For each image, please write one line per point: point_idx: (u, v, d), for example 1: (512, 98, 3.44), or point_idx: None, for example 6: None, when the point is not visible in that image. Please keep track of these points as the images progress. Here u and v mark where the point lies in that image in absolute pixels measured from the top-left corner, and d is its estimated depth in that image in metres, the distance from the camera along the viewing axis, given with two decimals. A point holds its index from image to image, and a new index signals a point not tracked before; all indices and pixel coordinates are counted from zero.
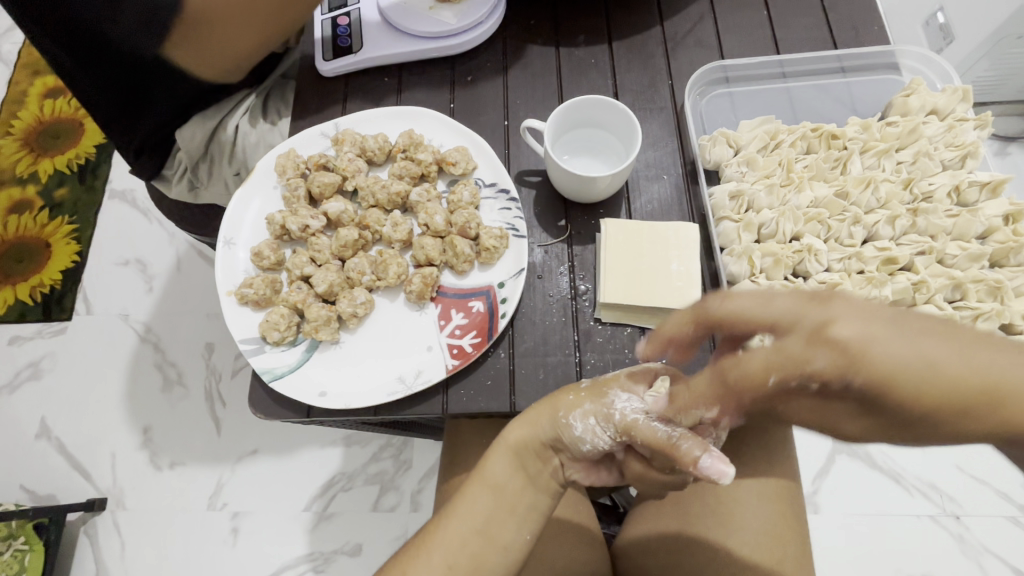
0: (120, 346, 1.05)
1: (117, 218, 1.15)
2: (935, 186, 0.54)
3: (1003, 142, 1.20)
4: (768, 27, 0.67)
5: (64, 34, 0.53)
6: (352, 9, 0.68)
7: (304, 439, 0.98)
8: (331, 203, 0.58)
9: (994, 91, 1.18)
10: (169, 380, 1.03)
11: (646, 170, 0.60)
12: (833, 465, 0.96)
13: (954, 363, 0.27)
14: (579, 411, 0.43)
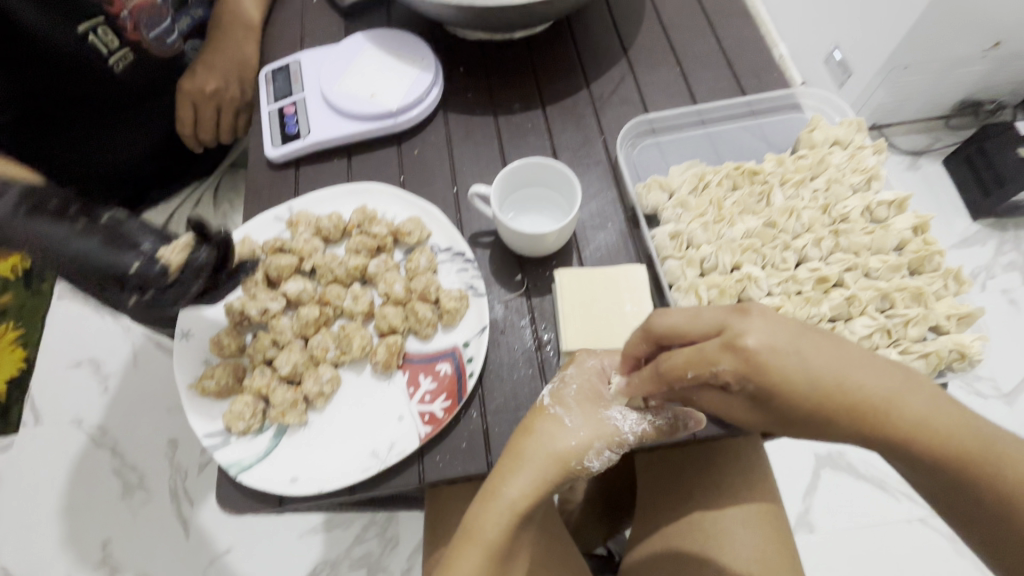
0: (71, 455, 0.99)
1: (67, 318, 1.11)
2: (849, 208, 0.59)
3: (914, 156, 1.34)
4: (683, 82, 0.74)
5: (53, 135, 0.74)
6: (297, 98, 0.72)
7: (282, 529, 0.93)
8: (289, 284, 0.58)
9: (895, 114, 1.32)
10: (129, 485, 0.97)
11: (591, 220, 0.65)
12: (819, 480, 0.98)
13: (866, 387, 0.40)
14: (566, 436, 0.48)
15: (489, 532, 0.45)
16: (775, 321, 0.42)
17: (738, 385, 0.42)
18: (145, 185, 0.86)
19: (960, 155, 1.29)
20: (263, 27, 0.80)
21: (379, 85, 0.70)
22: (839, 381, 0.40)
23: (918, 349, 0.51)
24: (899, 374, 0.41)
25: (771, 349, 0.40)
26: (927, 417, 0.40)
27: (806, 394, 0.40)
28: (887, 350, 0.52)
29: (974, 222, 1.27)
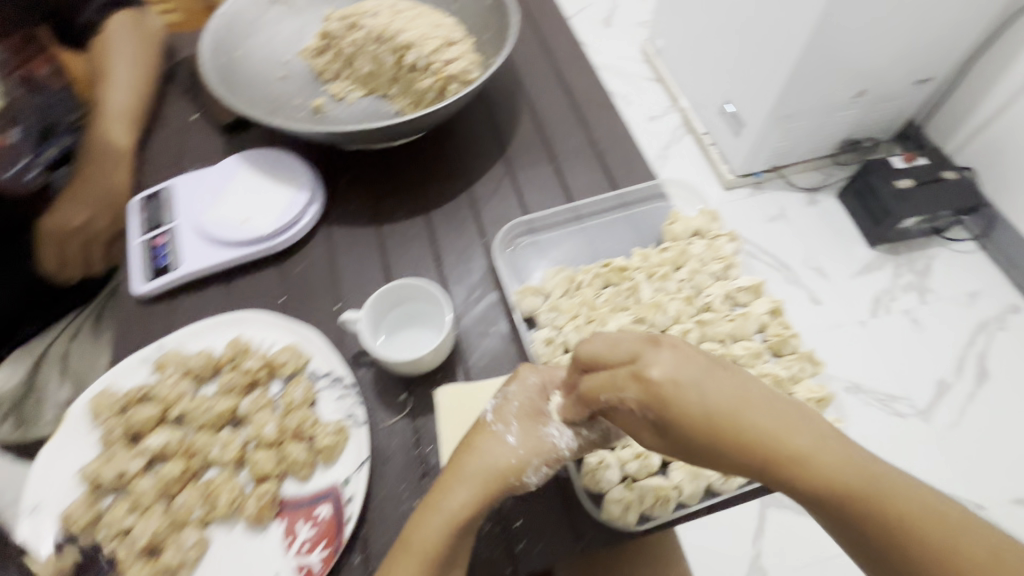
0: None
1: None
2: (711, 297, 0.62)
3: (811, 193, 1.20)
4: (558, 178, 0.77)
5: None
6: (168, 227, 0.70)
7: None
8: (151, 438, 0.55)
9: (787, 155, 1.18)
10: None
11: (475, 326, 0.65)
12: (765, 521, 0.95)
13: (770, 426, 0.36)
14: (506, 453, 0.47)
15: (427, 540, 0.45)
16: (686, 354, 0.38)
17: (643, 413, 0.38)
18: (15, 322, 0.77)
19: (851, 188, 1.16)
20: (136, 149, 0.76)
21: (251, 209, 0.70)
22: (733, 422, 0.36)
23: None
24: (800, 416, 0.37)
25: (674, 382, 0.37)
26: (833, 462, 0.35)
27: (706, 435, 0.36)
28: None
29: (872, 249, 1.13)
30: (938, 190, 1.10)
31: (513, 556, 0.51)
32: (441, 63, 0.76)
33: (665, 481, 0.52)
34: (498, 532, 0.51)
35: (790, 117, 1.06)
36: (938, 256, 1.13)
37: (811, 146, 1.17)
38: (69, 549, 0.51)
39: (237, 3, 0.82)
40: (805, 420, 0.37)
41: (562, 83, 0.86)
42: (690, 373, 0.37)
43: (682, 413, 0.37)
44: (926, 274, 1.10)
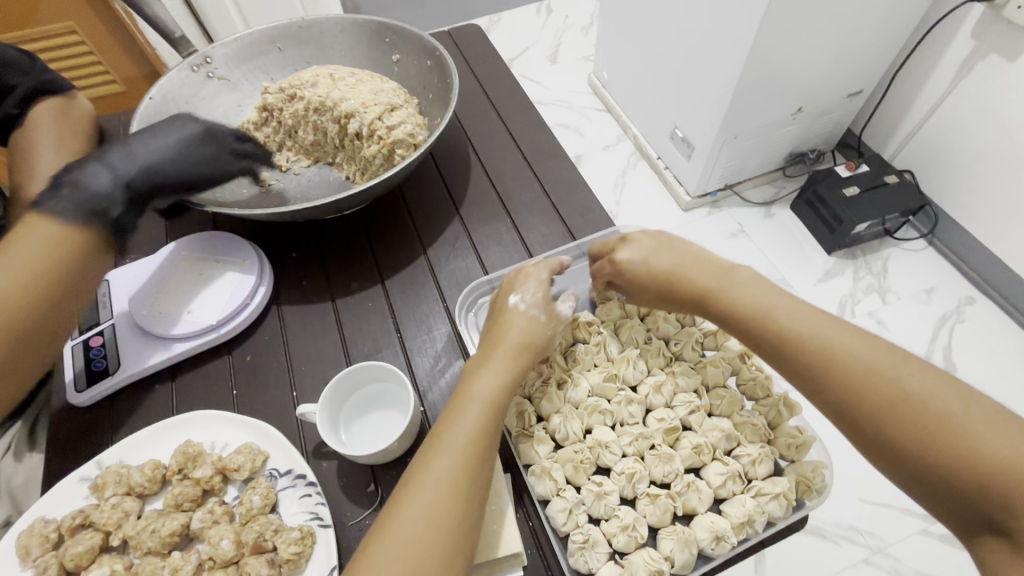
0: None
1: None
2: (680, 345, 0.61)
3: (765, 207, 1.19)
4: (515, 231, 0.76)
5: None
6: (104, 326, 0.65)
7: None
8: (90, 573, 0.50)
9: (739, 172, 1.16)
10: None
11: (443, 400, 0.62)
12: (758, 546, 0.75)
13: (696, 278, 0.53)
14: (539, 326, 0.56)
15: (482, 392, 0.50)
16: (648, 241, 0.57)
17: (618, 277, 0.59)
18: None
19: (802, 199, 1.14)
20: None
21: (194, 299, 0.66)
22: (706, 279, 0.52)
23: (770, 490, 0.51)
24: (774, 295, 0.49)
25: (630, 256, 0.57)
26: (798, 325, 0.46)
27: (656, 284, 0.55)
28: (743, 497, 0.51)
29: (830, 256, 1.11)
30: (884, 193, 1.08)
31: None
32: (384, 130, 0.74)
33: (656, 553, 0.49)
34: None
35: (739, 136, 1.05)
36: (893, 257, 1.09)
37: (761, 162, 1.16)
38: None
39: (168, 83, 0.79)
40: (780, 299, 0.48)
41: (513, 137, 0.87)
42: (647, 247, 0.57)
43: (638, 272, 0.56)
44: (884, 275, 1.08)
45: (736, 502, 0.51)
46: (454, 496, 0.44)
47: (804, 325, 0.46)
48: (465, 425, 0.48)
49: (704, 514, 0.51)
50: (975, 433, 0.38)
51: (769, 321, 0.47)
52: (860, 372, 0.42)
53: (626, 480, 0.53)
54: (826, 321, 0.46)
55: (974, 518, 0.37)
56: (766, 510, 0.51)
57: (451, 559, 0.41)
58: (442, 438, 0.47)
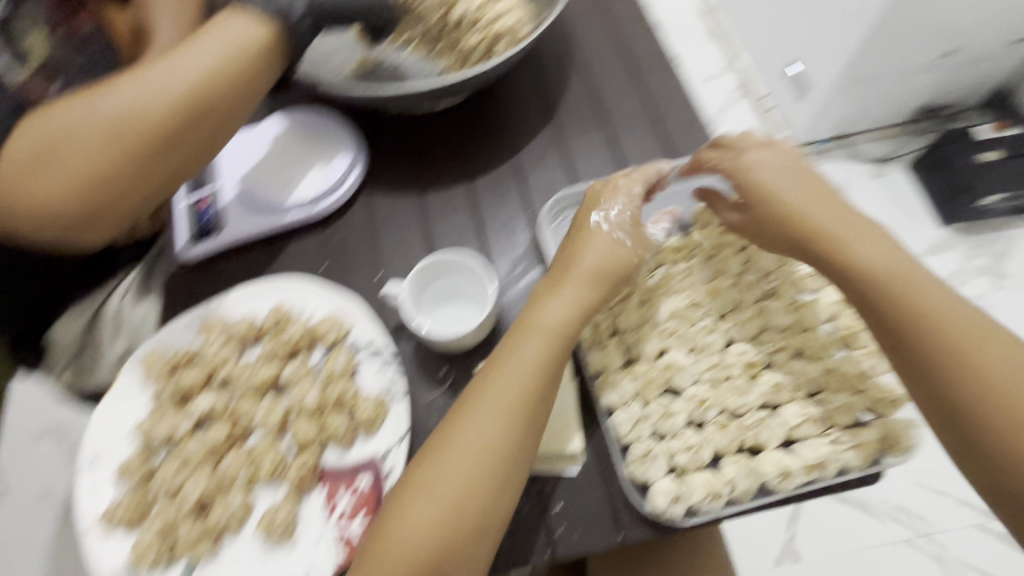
0: None
1: None
2: (776, 283, 0.57)
3: (880, 164, 1.13)
4: (609, 145, 0.73)
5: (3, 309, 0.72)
6: (212, 189, 0.69)
7: None
8: (199, 400, 0.56)
9: (857, 123, 1.12)
10: None
11: (519, 303, 0.63)
12: None
13: (833, 229, 0.51)
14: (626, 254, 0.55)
15: (545, 325, 0.51)
16: (790, 184, 0.54)
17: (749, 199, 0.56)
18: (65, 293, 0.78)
19: (926, 159, 1.09)
20: None
21: (295, 173, 0.69)
22: (848, 254, 0.50)
23: (849, 439, 0.49)
24: (916, 283, 0.48)
25: (766, 188, 0.54)
26: (876, 263, 0.49)
27: (783, 221, 0.53)
28: (818, 441, 0.49)
29: (943, 227, 1.08)
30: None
31: (554, 536, 0.51)
32: (489, 19, 0.71)
33: (716, 477, 0.49)
34: (539, 515, 0.51)
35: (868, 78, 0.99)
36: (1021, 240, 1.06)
37: (885, 113, 1.10)
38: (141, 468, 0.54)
39: None
40: (923, 288, 0.48)
41: (621, 41, 0.80)
42: (788, 186, 0.54)
43: (769, 206, 0.54)
44: (1003, 257, 1.05)
45: (810, 445, 0.49)
46: (511, 427, 0.47)
47: (880, 263, 0.49)
48: (526, 354, 0.50)
49: (772, 451, 0.50)
50: (1009, 376, 0.43)
51: (854, 254, 0.50)
52: (925, 313, 0.46)
53: (696, 405, 0.52)
54: (904, 263, 0.49)
55: (985, 450, 0.43)
56: (840, 458, 0.48)
57: (500, 481, 0.46)
58: (499, 369, 0.49)
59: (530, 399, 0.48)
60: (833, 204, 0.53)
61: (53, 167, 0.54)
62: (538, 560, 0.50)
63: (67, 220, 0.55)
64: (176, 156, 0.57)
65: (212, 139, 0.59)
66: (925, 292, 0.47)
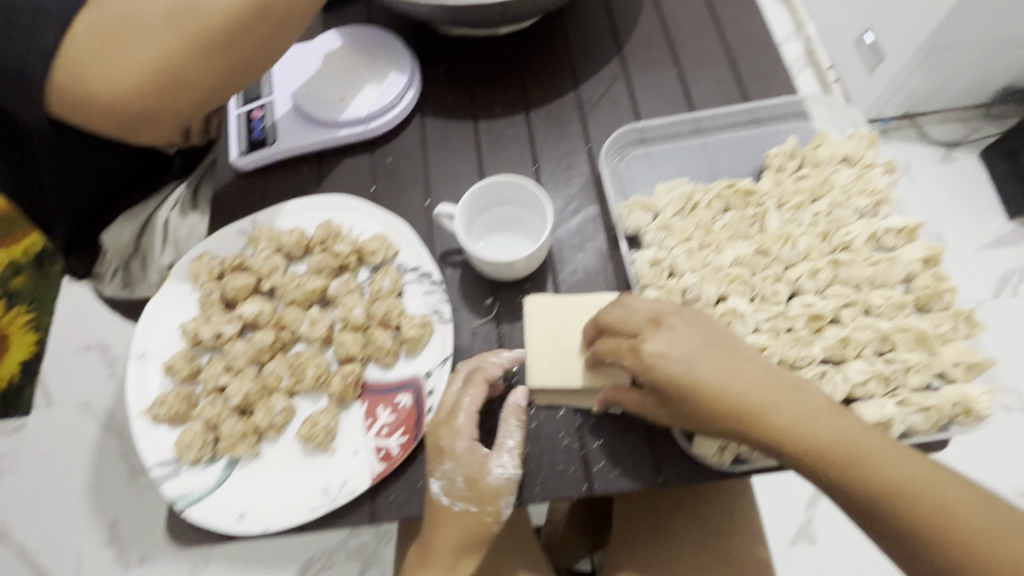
0: (88, 435, 1.29)
1: (87, 372, 1.36)
2: (852, 235, 0.53)
3: (947, 147, 1.11)
4: (680, 83, 0.68)
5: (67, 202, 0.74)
6: (266, 101, 0.68)
7: None
8: (245, 306, 0.56)
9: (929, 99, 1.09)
10: (134, 469, 1.25)
11: (571, 240, 0.60)
12: None
13: (750, 393, 0.40)
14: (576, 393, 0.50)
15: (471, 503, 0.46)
16: (685, 334, 0.42)
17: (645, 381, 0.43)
18: (121, 196, 0.80)
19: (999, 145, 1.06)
20: None
21: (349, 89, 0.67)
22: (794, 437, 0.39)
23: (918, 401, 0.46)
24: (871, 451, 0.38)
25: (666, 355, 0.42)
26: (772, 413, 0.39)
27: (695, 402, 0.41)
28: (884, 400, 0.47)
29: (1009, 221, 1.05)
30: None
31: (592, 470, 0.50)
32: None
33: None
34: (577, 448, 0.51)
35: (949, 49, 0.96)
36: None
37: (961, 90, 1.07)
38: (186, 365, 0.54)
39: None
40: (876, 455, 0.38)
41: None
42: (681, 344, 0.42)
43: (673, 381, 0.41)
44: None
45: (874, 404, 0.46)
46: (493, 507, 0.46)
47: (825, 440, 0.38)
48: (456, 524, 0.46)
49: None
50: (974, 517, 0.35)
51: (744, 403, 0.40)
52: (847, 461, 0.38)
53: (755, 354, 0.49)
54: (797, 395, 0.40)
55: None
56: (908, 420, 0.46)
57: None
58: (435, 531, 0.46)
59: (511, 478, 0.46)
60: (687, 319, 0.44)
61: (116, 54, 0.51)
62: (573, 493, 0.49)
63: (126, 117, 0.54)
64: (239, 60, 0.56)
65: (274, 40, 0.58)
66: (830, 431, 0.38)
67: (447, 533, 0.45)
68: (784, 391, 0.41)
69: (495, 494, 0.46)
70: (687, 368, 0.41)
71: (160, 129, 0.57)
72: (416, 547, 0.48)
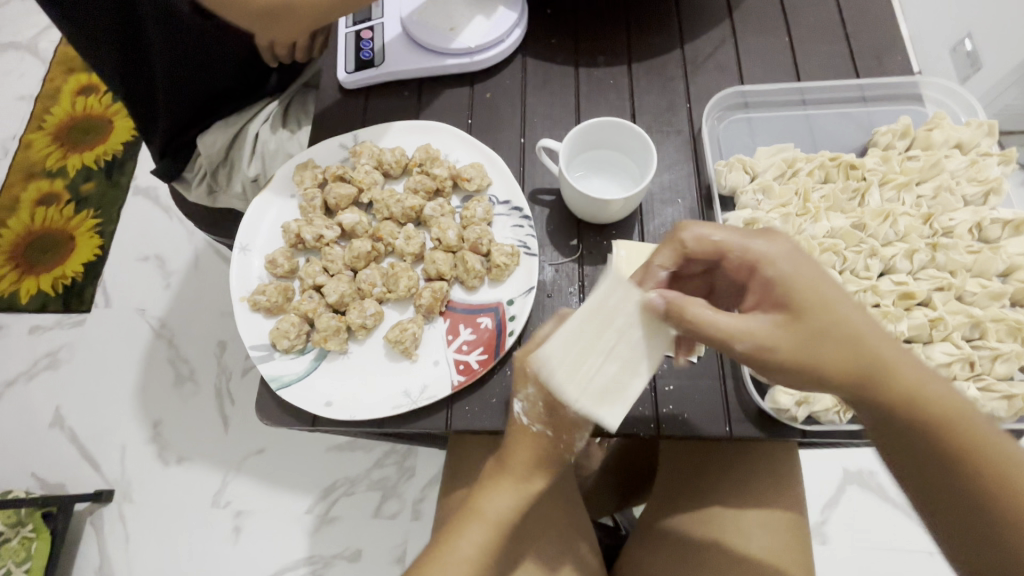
0: (140, 338, 1.36)
1: (144, 278, 1.42)
2: (955, 221, 0.53)
3: None
4: (790, 52, 0.67)
5: (174, 100, 0.77)
6: (375, 23, 0.69)
7: (316, 453, 1.25)
8: (346, 215, 0.59)
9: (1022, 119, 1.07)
10: (181, 376, 1.32)
11: (661, 194, 0.60)
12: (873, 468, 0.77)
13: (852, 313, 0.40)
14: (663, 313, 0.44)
15: (495, 513, 0.49)
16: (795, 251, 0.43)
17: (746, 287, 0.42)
18: (216, 104, 0.83)
19: None
20: None
21: (459, 19, 0.67)
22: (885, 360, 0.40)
23: (1003, 389, 0.46)
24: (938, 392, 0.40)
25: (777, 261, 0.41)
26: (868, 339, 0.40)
27: (800, 309, 0.40)
28: (966, 383, 0.47)
29: None
30: None
31: (660, 412, 0.52)
32: None
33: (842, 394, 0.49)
34: (648, 390, 0.52)
35: None
36: None
37: None
38: (285, 261, 0.57)
39: None
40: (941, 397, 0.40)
41: None
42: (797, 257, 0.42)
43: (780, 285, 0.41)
44: None
45: (955, 385, 0.47)
46: (536, 478, 0.50)
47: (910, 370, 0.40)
48: (498, 501, 0.49)
49: None
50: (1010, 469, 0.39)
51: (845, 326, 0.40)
52: (923, 394, 0.40)
53: None
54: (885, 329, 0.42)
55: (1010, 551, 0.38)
56: (986, 404, 0.47)
57: None
58: (472, 515, 0.49)
59: (557, 451, 0.49)
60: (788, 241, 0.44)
61: None
62: (640, 431, 0.51)
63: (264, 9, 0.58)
64: None
65: None
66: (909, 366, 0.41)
67: (525, 451, 0.49)
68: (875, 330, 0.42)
69: (570, 427, 0.48)
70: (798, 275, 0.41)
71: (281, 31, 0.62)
72: (496, 457, 0.52)
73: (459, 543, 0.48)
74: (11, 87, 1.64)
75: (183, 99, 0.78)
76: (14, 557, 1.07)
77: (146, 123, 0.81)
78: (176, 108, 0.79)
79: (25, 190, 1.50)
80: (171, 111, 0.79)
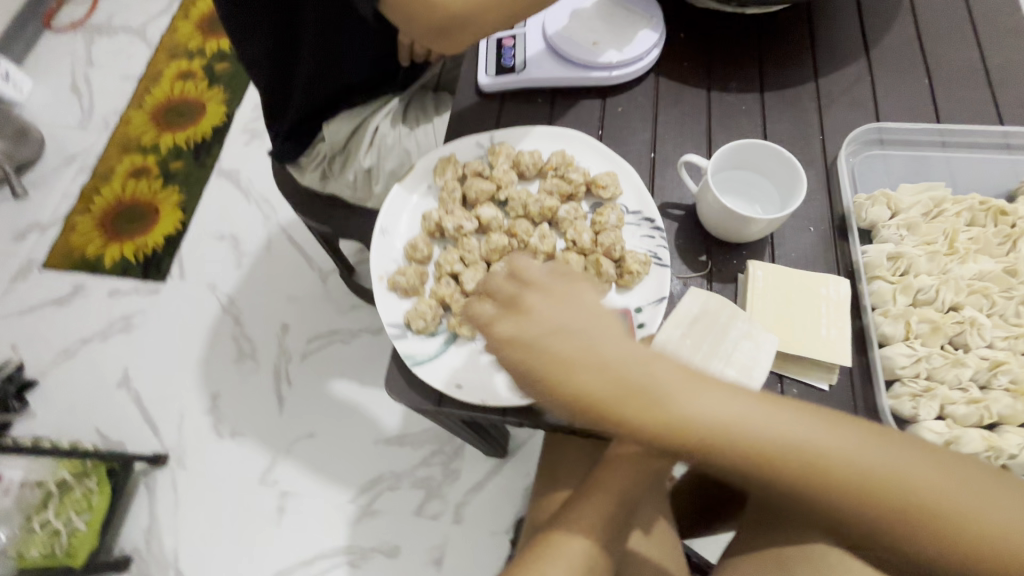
0: (210, 312, 1.42)
1: (221, 256, 1.48)
2: None
3: None
4: (929, 95, 0.67)
5: (310, 91, 0.82)
6: (517, 33, 0.72)
7: (365, 443, 1.27)
8: (484, 209, 0.62)
9: None
10: (243, 353, 1.37)
11: (793, 220, 0.59)
12: None
13: (655, 378, 0.39)
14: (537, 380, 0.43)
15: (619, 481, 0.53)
16: (554, 304, 0.40)
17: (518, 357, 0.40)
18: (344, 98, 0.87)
19: None
20: None
21: (601, 35, 0.70)
22: (719, 426, 0.38)
23: None
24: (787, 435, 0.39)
25: (534, 321, 0.40)
26: (688, 408, 0.38)
27: (591, 391, 0.39)
28: None
29: None
30: None
31: None
32: None
33: (996, 438, 0.49)
34: None
35: None
36: None
37: None
38: (425, 247, 0.60)
39: None
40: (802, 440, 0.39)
41: None
42: (553, 313, 0.40)
43: (552, 354, 0.39)
44: None
45: None
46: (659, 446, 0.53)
47: (738, 420, 0.39)
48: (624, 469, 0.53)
49: None
50: (920, 491, 0.38)
51: (718, 427, 0.38)
52: (776, 449, 0.38)
53: (988, 366, 0.51)
54: (660, 373, 0.39)
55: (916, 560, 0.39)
56: None
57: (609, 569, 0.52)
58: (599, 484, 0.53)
59: None
60: (567, 291, 0.41)
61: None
62: None
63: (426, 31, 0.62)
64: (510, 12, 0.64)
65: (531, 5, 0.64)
66: (749, 419, 0.39)
67: None
68: (683, 376, 0.40)
69: None
70: (558, 338, 0.39)
71: (447, 46, 0.65)
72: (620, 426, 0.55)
73: (588, 506, 0.52)
74: (120, 67, 1.76)
75: (318, 91, 0.82)
76: (76, 506, 1.10)
77: (279, 108, 0.87)
78: (312, 99, 0.83)
79: (120, 162, 1.60)
80: (307, 102, 0.84)
